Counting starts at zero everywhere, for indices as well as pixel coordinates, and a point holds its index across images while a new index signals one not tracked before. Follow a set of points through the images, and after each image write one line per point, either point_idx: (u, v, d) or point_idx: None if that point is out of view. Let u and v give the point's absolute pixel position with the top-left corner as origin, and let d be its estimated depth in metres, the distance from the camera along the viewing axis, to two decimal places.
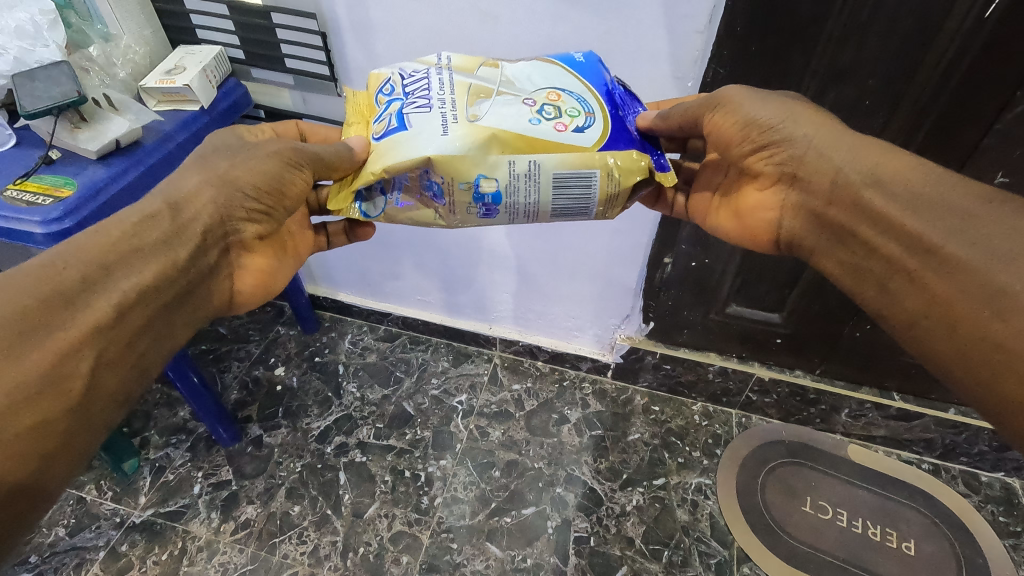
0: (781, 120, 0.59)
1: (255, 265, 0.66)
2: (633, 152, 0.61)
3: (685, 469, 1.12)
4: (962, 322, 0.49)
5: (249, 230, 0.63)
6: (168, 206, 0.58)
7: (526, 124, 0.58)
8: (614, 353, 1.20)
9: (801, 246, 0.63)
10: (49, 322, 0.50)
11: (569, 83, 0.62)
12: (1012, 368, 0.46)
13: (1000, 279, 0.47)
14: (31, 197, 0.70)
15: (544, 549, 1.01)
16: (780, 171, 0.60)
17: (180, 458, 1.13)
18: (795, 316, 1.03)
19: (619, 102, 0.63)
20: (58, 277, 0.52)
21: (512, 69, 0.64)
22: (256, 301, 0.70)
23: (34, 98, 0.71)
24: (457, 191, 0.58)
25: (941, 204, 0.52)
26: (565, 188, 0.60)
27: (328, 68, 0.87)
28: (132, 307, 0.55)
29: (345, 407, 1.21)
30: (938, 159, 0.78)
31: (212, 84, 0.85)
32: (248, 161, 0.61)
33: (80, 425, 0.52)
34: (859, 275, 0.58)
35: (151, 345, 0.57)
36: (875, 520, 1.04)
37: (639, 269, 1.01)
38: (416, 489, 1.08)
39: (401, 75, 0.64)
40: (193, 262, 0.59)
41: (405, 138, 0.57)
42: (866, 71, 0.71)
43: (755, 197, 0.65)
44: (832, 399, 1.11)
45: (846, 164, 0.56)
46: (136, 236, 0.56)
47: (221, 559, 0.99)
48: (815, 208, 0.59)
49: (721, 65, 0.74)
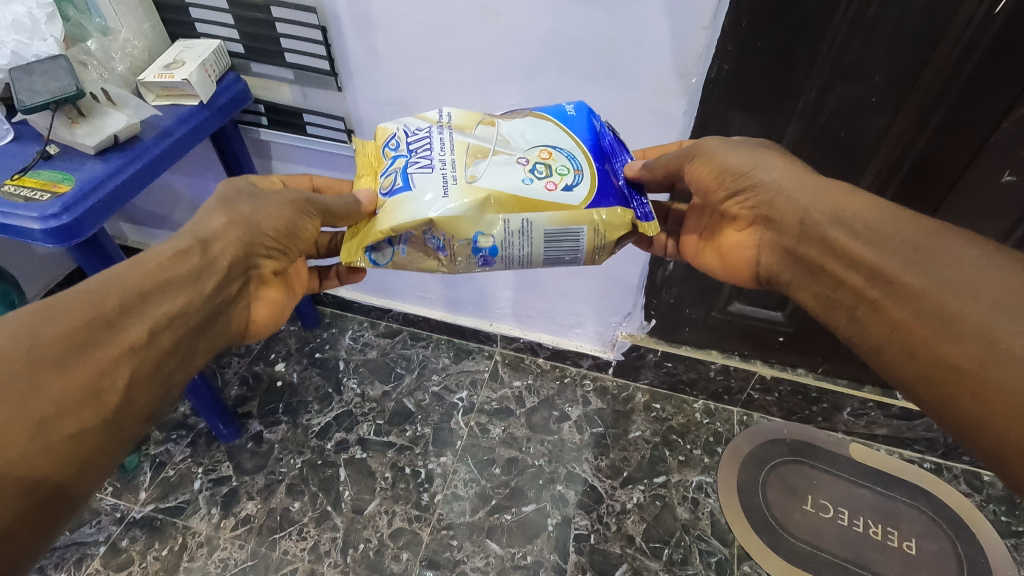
0: (751, 167, 0.61)
1: (270, 296, 0.67)
2: (619, 208, 0.60)
3: (685, 467, 1.11)
4: (922, 346, 0.48)
5: (267, 265, 0.64)
6: (198, 242, 0.59)
7: (520, 183, 0.58)
8: (615, 350, 1.19)
9: (778, 281, 0.63)
10: (91, 341, 0.49)
11: (560, 139, 0.62)
12: (972, 389, 0.44)
13: (951, 305, 0.47)
14: (28, 192, 0.69)
15: (543, 546, 1.01)
16: (754, 214, 0.62)
17: (181, 453, 1.12)
18: (797, 315, 1.02)
19: (607, 155, 0.64)
20: (101, 299, 0.51)
21: (508, 127, 0.64)
22: (268, 331, 0.70)
23: (32, 92, 0.70)
24: (456, 246, 0.58)
25: (895, 236, 0.52)
26: (556, 243, 0.60)
27: (328, 63, 0.86)
28: (164, 330, 0.54)
29: (346, 403, 1.21)
30: (943, 159, 0.77)
31: (212, 79, 0.84)
32: (267, 205, 0.63)
33: (109, 443, 0.50)
34: (829, 305, 0.57)
35: (179, 368, 0.56)
36: (876, 519, 1.04)
37: (641, 268, 1.01)
38: (416, 486, 1.08)
39: (406, 131, 0.64)
40: (218, 291, 0.59)
41: (408, 198, 0.57)
42: (873, 68, 0.70)
43: (734, 237, 0.66)
44: (834, 397, 1.10)
45: (812, 206, 0.57)
46: (164, 272, 0.55)
47: (221, 555, 0.99)
48: (788, 246, 0.59)
49: (725, 61, 0.73)
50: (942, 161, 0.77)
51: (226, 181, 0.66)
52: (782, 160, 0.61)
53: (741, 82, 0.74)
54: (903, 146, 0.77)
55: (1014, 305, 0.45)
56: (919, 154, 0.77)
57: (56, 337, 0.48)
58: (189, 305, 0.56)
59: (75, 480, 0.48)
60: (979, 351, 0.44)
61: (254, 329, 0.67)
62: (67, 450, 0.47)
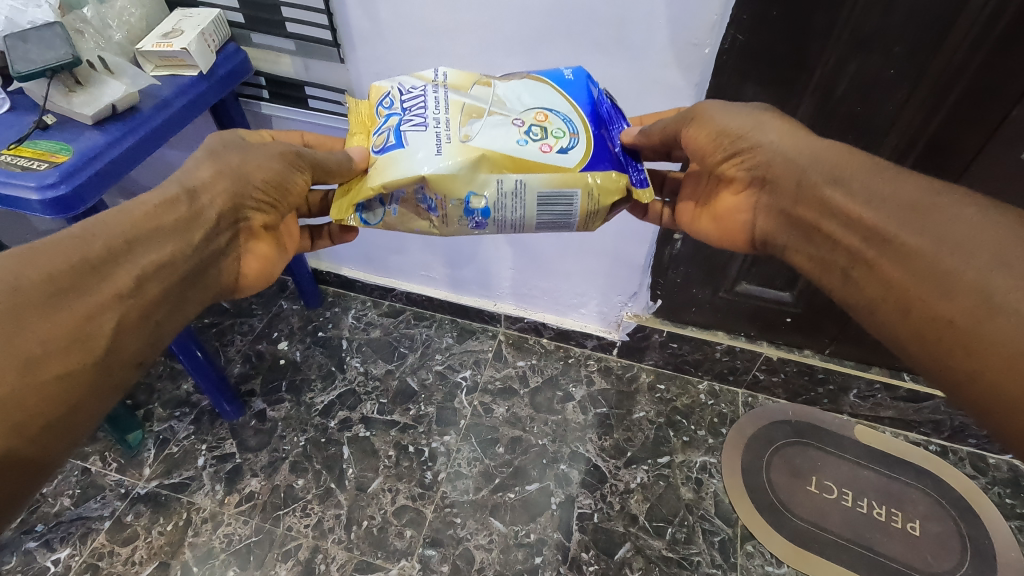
0: (748, 129, 0.59)
1: (260, 251, 0.65)
2: (614, 172, 0.59)
3: (690, 447, 1.11)
4: (917, 305, 0.48)
5: (256, 219, 0.63)
6: (185, 191, 0.58)
7: (514, 145, 0.57)
8: (620, 331, 1.18)
9: (774, 244, 0.62)
10: (77, 287, 0.50)
11: (557, 102, 0.61)
12: (965, 345, 0.44)
13: (947, 262, 0.47)
14: (25, 162, 0.67)
15: (547, 524, 1.01)
16: (751, 176, 0.60)
17: (184, 430, 1.12)
18: (805, 295, 1.01)
19: (605, 121, 0.62)
20: (86, 246, 0.51)
21: (504, 88, 0.62)
22: (259, 286, 0.68)
23: (27, 61, 0.68)
24: (448, 207, 0.57)
25: (893, 196, 0.51)
26: (550, 207, 0.59)
27: (330, 33, 0.84)
28: (152, 278, 0.54)
29: (349, 381, 1.21)
30: (962, 135, 0.75)
31: (211, 48, 0.82)
32: (257, 157, 0.62)
33: (99, 386, 0.51)
34: (825, 267, 0.56)
35: (169, 316, 0.56)
36: (881, 500, 1.04)
37: (648, 246, 1.00)
38: (420, 464, 1.08)
39: (400, 89, 0.63)
40: (206, 243, 0.58)
41: (401, 156, 0.57)
42: (892, 38, 0.68)
43: (730, 201, 0.64)
44: (840, 379, 1.09)
45: (810, 165, 0.56)
46: (157, 216, 0.56)
47: (225, 530, 1.00)
48: (784, 208, 0.58)
49: (739, 31, 0.71)
50: (960, 137, 0.75)
51: (215, 134, 0.65)
52: (781, 121, 0.60)
53: (755, 54, 0.72)
54: (921, 120, 0.75)
55: (1011, 261, 0.45)
56: (937, 129, 0.75)
57: (39, 278, 0.48)
58: (177, 256, 0.56)
59: (64, 421, 0.49)
60: (973, 306, 0.44)
61: (241, 285, 0.66)
62: (55, 392, 0.47)
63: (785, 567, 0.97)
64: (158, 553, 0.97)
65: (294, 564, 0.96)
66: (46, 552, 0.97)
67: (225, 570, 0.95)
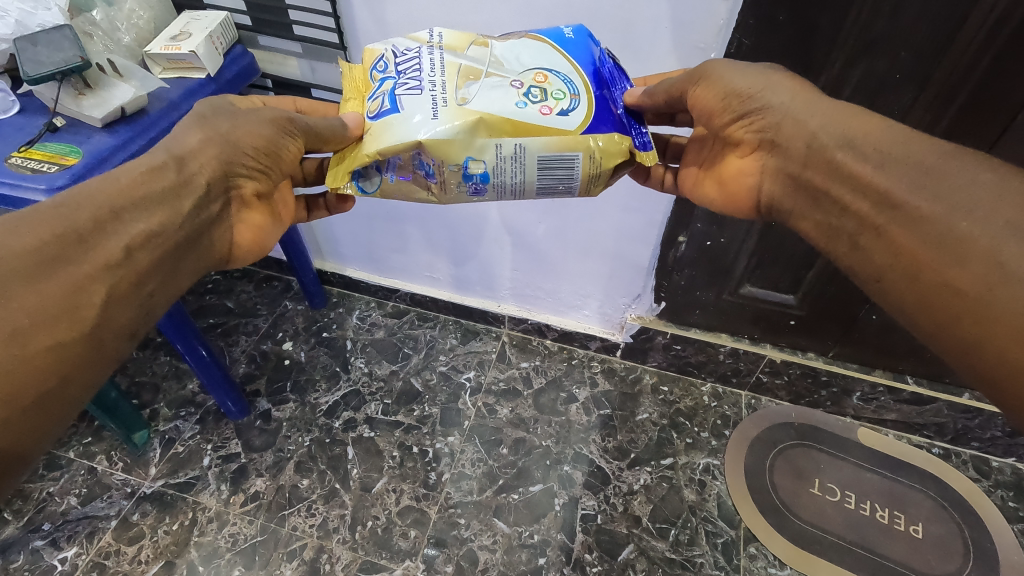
0: (758, 89, 0.59)
1: (254, 221, 0.65)
2: (617, 135, 0.59)
3: (693, 449, 1.11)
4: (926, 271, 0.48)
5: (248, 187, 0.62)
6: (173, 159, 0.58)
7: (513, 107, 0.57)
8: (624, 332, 1.19)
9: (779, 210, 0.62)
10: (63, 256, 0.50)
11: (557, 62, 0.60)
12: (975, 311, 0.46)
13: (959, 228, 0.47)
14: (35, 164, 0.68)
15: (551, 526, 1.01)
16: (759, 138, 0.60)
17: (190, 430, 1.13)
18: (809, 298, 1.01)
19: (606, 81, 0.62)
20: (72, 216, 0.52)
21: (502, 48, 0.62)
22: (252, 257, 0.69)
23: (37, 64, 0.69)
24: (446, 172, 0.58)
25: (905, 159, 0.51)
26: (550, 170, 0.59)
27: (337, 37, 0.85)
28: (141, 248, 0.54)
29: (353, 381, 1.21)
30: (968, 139, 0.75)
31: (218, 51, 0.83)
32: (248, 124, 0.61)
33: (91, 356, 0.51)
34: (832, 234, 0.56)
35: (160, 287, 0.57)
36: (884, 503, 1.04)
37: (652, 248, 1.00)
38: (424, 465, 1.09)
39: (394, 52, 0.62)
40: (198, 211, 0.59)
41: (397, 121, 0.57)
42: (898, 42, 0.68)
43: (735, 164, 0.64)
44: (844, 381, 1.09)
45: (822, 128, 0.56)
46: (144, 185, 0.55)
47: (231, 529, 1.00)
48: (792, 172, 0.58)
49: (745, 35, 0.71)
50: (966, 141, 0.75)
51: (203, 100, 0.64)
52: (789, 81, 0.60)
53: (761, 57, 0.72)
54: (927, 124, 0.75)
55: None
56: (943, 134, 0.75)
57: (25, 249, 0.49)
58: (166, 226, 0.56)
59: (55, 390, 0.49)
60: (984, 272, 0.45)
61: (236, 255, 0.66)
62: (44, 362, 0.48)
63: (788, 569, 0.98)
64: (164, 552, 0.98)
65: (299, 564, 0.97)
66: (53, 551, 0.98)
67: (231, 569, 0.96)
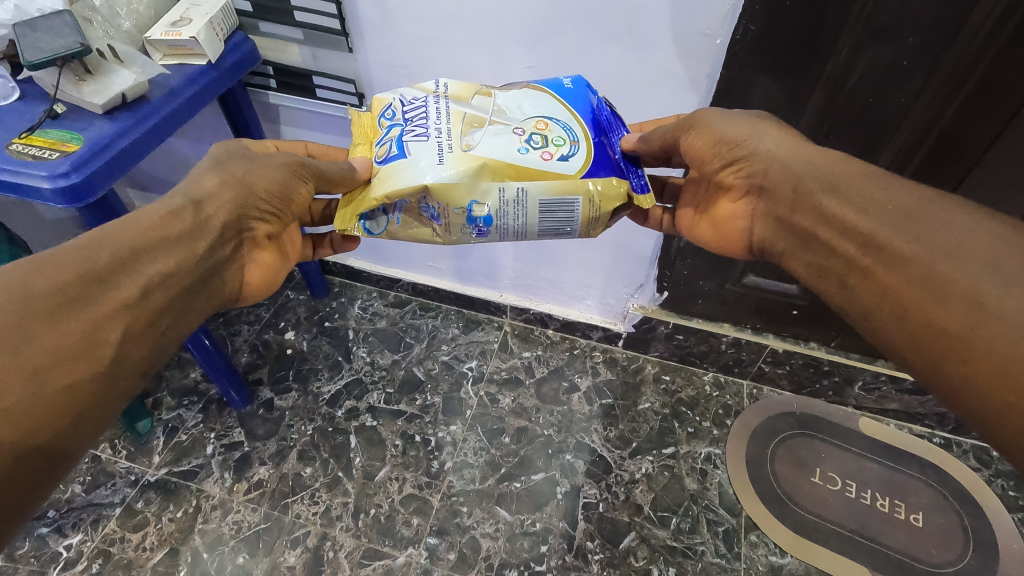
0: (746, 136, 0.59)
1: (263, 260, 0.67)
2: (615, 179, 0.59)
3: (695, 438, 1.12)
4: (911, 311, 0.48)
5: (260, 228, 0.64)
6: (191, 202, 0.58)
7: (515, 153, 0.57)
8: (625, 322, 1.19)
9: (772, 251, 0.62)
10: (84, 297, 0.49)
11: (557, 111, 0.61)
12: (962, 351, 0.44)
13: (941, 268, 0.46)
14: (36, 150, 0.67)
15: (553, 514, 1.02)
16: (749, 183, 0.61)
17: (192, 419, 1.13)
18: (812, 287, 1.01)
19: (605, 128, 0.62)
20: (93, 256, 0.51)
21: (505, 97, 0.63)
22: (261, 295, 0.69)
23: (36, 49, 0.68)
24: (451, 215, 0.57)
25: (889, 201, 0.51)
26: (551, 214, 0.59)
27: (339, 23, 0.84)
28: (158, 288, 0.54)
29: (356, 371, 1.21)
30: (973, 129, 0.74)
31: (219, 38, 0.82)
32: (260, 168, 0.62)
33: (105, 395, 0.50)
34: (822, 274, 0.56)
35: (173, 325, 0.56)
36: (884, 492, 1.04)
37: (656, 238, 0.99)
38: (426, 454, 1.09)
39: (401, 101, 0.63)
40: (211, 253, 0.59)
41: (403, 166, 0.57)
42: (906, 28, 0.67)
43: (728, 208, 0.65)
44: (846, 371, 1.09)
45: (808, 172, 0.56)
46: (163, 226, 0.55)
47: (234, 517, 1.01)
48: (781, 215, 0.59)
49: (752, 21, 0.70)
50: (970, 132, 0.75)
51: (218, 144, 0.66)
52: (779, 128, 0.60)
53: (767, 43, 0.72)
54: (934, 112, 0.74)
55: (1007, 267, 0.44)
56: (950, 122, 0.74)
57: (48, 288, 0.48)
58: (182, 267, 0.56)
59: (69, 430, 0.48)
60: (966, 312, 0.44)
61: (245, 293, 0.67)
62: (60, 403, 0.47)
63: (789, 557, 0.98)
64: (168, 540, 0.98)
65: (302, 551, 0.97)
66: (58, 538, 0.98)
67: (234, 556, 0.97)
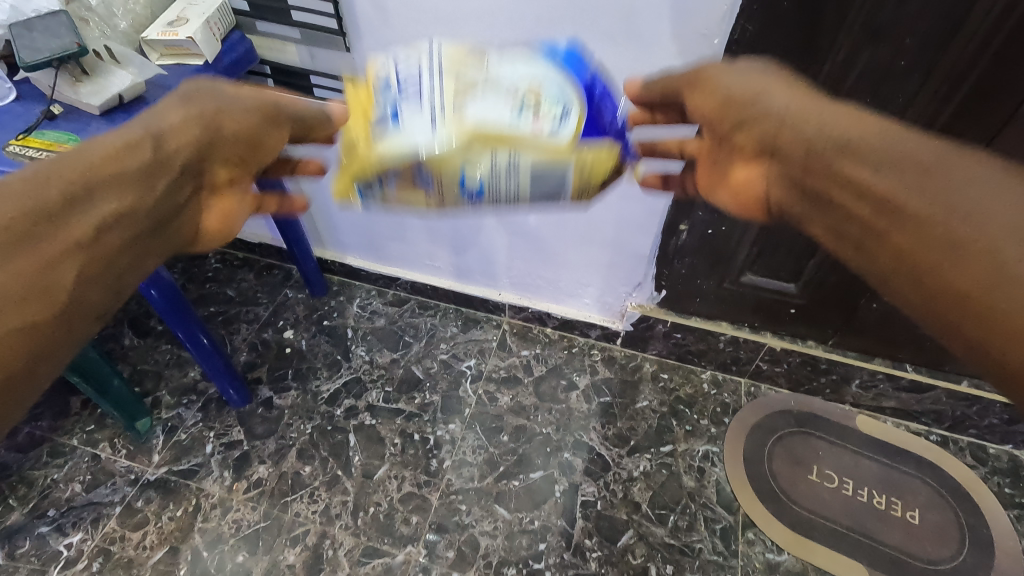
0: (756, 95, 0.53)
1: (223, 206, 0.60)
2: (607, 145, 0.55)
3: (692, 436, 1.12)
4: (933, 280, 0.43)
5: (221, 173, 0.58)
6: (149, 135, 0.53)
7: (509, 118, 0.52)
8: (624, 321, 1.19)
9: (787, 218, 0.55)
10: (31, 234, 0.46)
11: (553, 73, 0.55)
12: (995, 320, 0.39)
13: (961, 230, 0.41)
14: (34, 152, 0.67)
15: (551, 512, 1.02)
16: (757, 146, 0.53)
17: (192, 418, 1.14)
18: (810, 286, 1.01)
19: (600, 96, 0.57)
20: (41, 190, 0.47)
21: (498, 60, 0.56)
22: (219, 244, 0.63)
23: (32, 50, 0.69)
24: (444, 185, 0.55)
25: (903, 157, 0.46)
26: (542, 183, 0.54)
27: (337, 21, 0.84)
28: (112, 231, 0.50)
29: (355, 369, 1.22)
30: (971, 129, 0.74)
31: (216, 37, 0.82)
32: (232, 106, 0.57)
33: (53, 347, 0.47)
34: (840, 243, 0.50)
35: (129, 272, 0.53)
36: (881, 489, 1.05)
37: (654, 237, 1.01)
38: (425, 452, 1.09)
39: (394, 65, 0.56)
40: (169, 198, 0.54)
41: (393, 135, 0.53)
42: (903, 29, 0.67)
43: (743, 171, 0.56)
44: (844, 369, 1.10)
45: (821, 131, 0.50)
46: (118, 160, 0.51)
47: (234, 516, 1.01)
48: (792, 178, 0.52)
49: (749, 22, 0.70)
50: (968, 132, 0.75)
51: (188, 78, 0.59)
52: (790, 85, 0.54)
53: (765, 44, 0.72)
54: (931, 113, 0.74)
55: None
56: (947, 123, 0.74)
57: None
58: (139, 209, 0.51)
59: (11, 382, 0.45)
60: (992, 276, 0.40)
61: (201, 240, 0.61)
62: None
63: (786, 554, 0.99)
64: (168, 538, 0.99)
65: (302, 550, 0.98)
66: (59, 536, 0.99)
67: (234, 555, 0.97)
